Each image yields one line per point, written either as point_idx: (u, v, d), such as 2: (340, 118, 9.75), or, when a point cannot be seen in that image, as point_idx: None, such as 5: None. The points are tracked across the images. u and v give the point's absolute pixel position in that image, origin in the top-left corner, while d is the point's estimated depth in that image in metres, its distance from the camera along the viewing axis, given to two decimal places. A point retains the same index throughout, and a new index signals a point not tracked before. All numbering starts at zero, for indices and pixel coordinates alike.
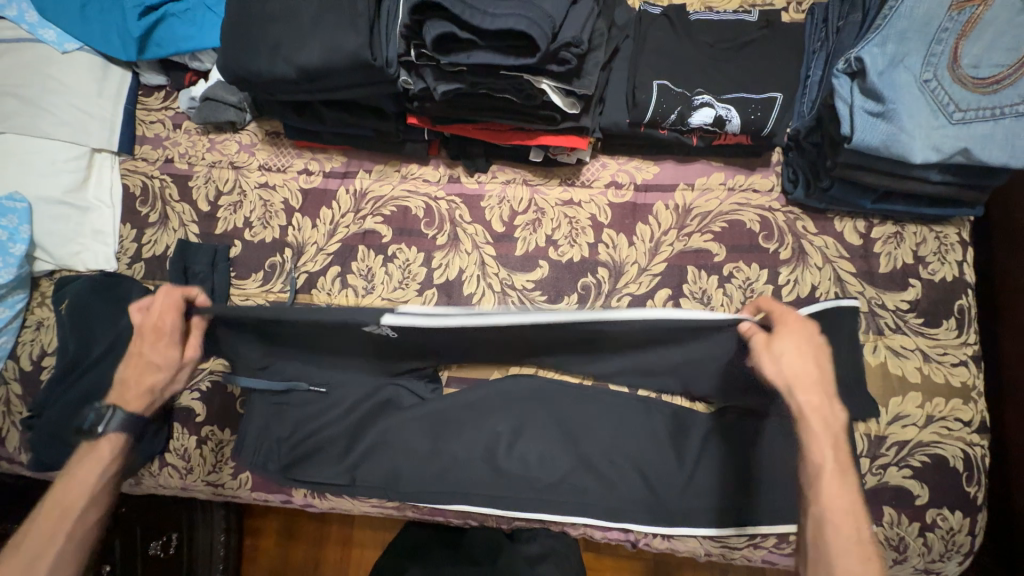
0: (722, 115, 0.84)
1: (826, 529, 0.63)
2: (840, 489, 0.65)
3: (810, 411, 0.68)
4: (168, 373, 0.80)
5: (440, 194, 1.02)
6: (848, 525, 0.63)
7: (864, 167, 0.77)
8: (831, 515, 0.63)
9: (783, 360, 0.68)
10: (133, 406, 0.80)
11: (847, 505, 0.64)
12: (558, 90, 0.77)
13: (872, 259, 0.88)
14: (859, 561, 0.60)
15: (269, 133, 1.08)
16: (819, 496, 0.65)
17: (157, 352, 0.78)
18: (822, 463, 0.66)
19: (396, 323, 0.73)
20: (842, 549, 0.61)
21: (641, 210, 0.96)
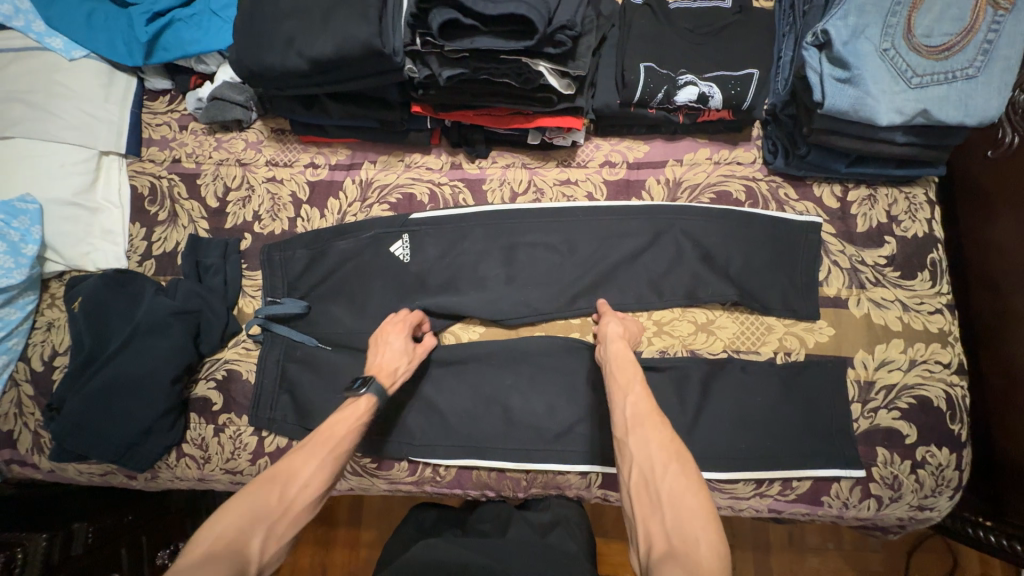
0: (705, 92, 0.91)
1: (645, 437, 0.69)
2: (650, 417, 0.71)
3: (621, 363, 0.79)
4: (404, 366, 0.89)
5: (443, 180, 1.07)
6: (664, 445, 0.67)
7: (837, 132, 0.84)
8: (641, 438, 0.69)
9: (612, 325, 0.87)
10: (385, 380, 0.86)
11: (654, 430, 0.69)
12: (554, 72, 0.83)
13: (849, 220, 0.95)
14: (669, 472, 0.65)
15: (275, 130, 1.12)
16: (629, 421, 0.72)
17: (393, 361, 0.88)
18: (637, 390, 0.75)
19: (420, 219, 1.01)
20: (651, 462, 0.66)
21: (635, 186, 1.02)
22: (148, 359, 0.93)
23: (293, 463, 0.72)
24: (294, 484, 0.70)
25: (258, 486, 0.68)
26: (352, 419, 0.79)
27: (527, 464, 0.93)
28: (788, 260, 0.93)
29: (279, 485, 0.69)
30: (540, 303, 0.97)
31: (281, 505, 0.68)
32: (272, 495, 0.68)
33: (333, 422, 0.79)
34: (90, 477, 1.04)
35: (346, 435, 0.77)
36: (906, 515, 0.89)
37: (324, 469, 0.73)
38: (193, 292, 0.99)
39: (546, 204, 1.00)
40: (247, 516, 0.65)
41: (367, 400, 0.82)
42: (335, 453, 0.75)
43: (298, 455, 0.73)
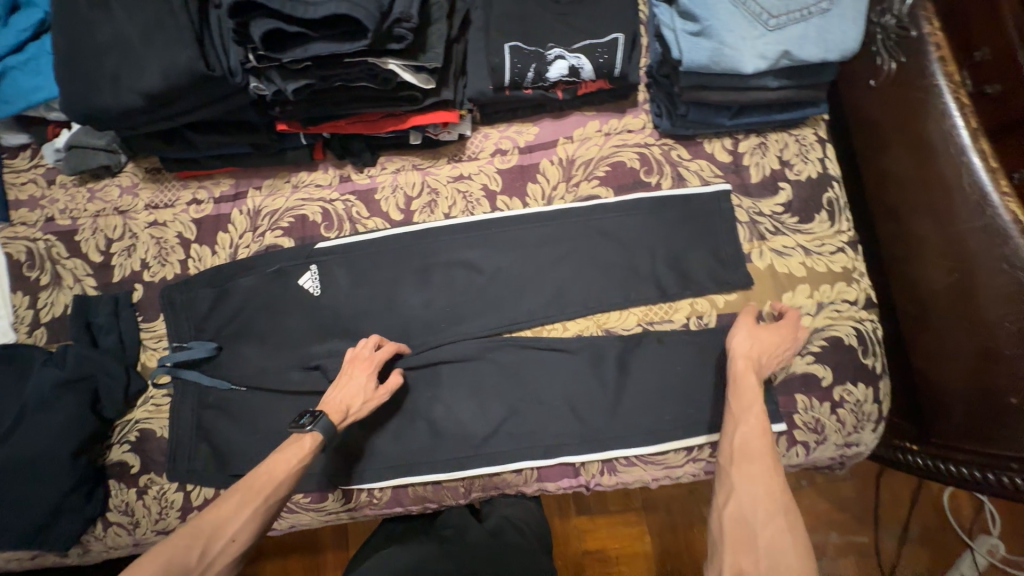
0: (574, 64, 0.87)
1: (750, 478, 0.68)
2: (762, 455, 0.70)
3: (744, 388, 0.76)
4: (359, 404, 0.83)
5: (334, 195, 1.02)
6: (772, 493, 0.66)
7: (708, 88, 0.82)
8: (751, 473, 0.68)
9: (741, 335, 0.80)
10: (334, 417, 0.81)
11: (765, 471, 0.68)
12: (407, 68, 0.78)
13: (743, 172, 0.94)
14: (772, 517, 0.64)
15: (149, 170, 1.05)
16: (738, 457, 0.71)
17: (349, 398, 0.83)
18: (750, 427, 0.73)
19: (325, 248, 0.98)
20: (755, 500, 0.66)
21: (529, 170, 0.99)
22: (44, 435, 0.88)
23: (223, 515, 0.70)
24: (220, 536, 0.69)
25: (183, 538, 0.67)
26: (291, 463, 0.76)
27: (460, 472, 0.91)
28: (689, 222, 0.93)
29: (209, 533, 0.68)
30: (452, 307, 0.96)
31: (204, 561, 0.66)
32: (194, 552, 0.66)
33: (273, 463, 0.76)
34: (20, 564, 0.99)
35: (283, 481, 0.75)
36: (835, 454, 0.90)
37: (255, 518, 0.72)
38: (86, 357, 0.94)
39: (448, 222, 0.98)
40: (163, 574, 0.63)
41: (311, 439, 0.79)
42: (263, 506, 0.73)
43: (225, 504, 0.71)
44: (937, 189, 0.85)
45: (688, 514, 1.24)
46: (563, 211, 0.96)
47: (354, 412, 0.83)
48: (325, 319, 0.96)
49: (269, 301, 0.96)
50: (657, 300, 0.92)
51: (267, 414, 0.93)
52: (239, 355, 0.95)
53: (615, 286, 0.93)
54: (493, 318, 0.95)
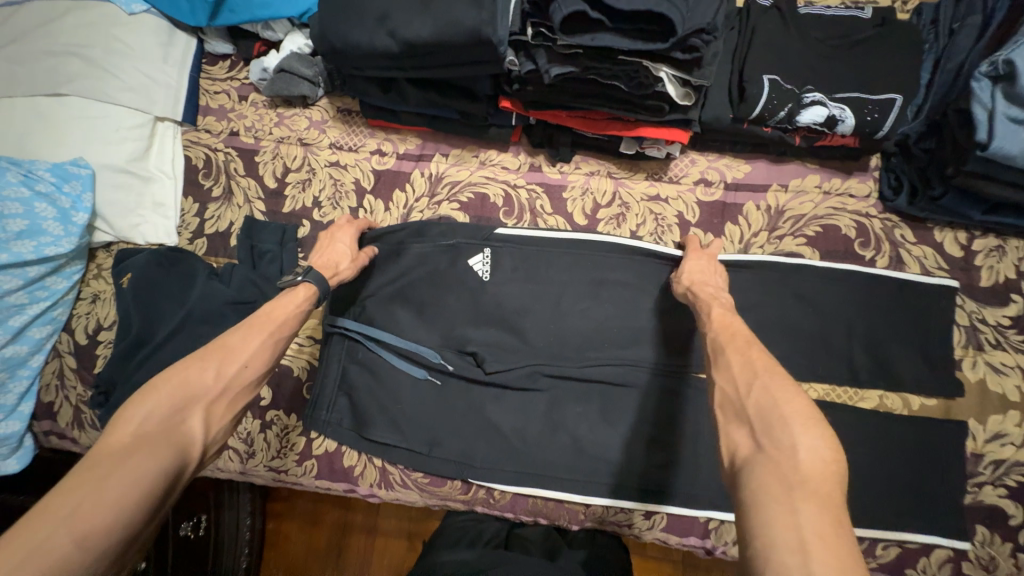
0: (835, 115, 0.80)
1: (729, 359, 0.63)
2: (735, 341, 0.66)
3: (700, 296, 0.78)
4: (346, 263, 0.87)
5: (520, 182, 0.98)
6: (750, 364, 0.61)
7: (988, 178, 0.75)
8: (731, 357, 0.64)
9: (687, 265, 0.84)
10: (324, 272, 0.84)
11: (744, 353, 0.63)
12: (675, 79, 0.74)
13: (973, 272, 0.86)
14: (766, 377, 0.59)
15: (341, 110, 1.04)
16: (720, 343, 0.67)
17: (336, 258, 0.87)
18: (727, 321, 0.70)
19: (503, 234, 0.93)
20: (747, 364, 0.61)
21: (731, 210, 0.93)
22: (201, 346, 0.88)
23: (230, 346, 0.68)
24: (233, 362, 0.67)
25: (198, 359, 0.65)
26: (288, 306, 0.76)
27: (592, 499, 0.87)
28: (906, 308, 0.84)
29: (222, 355, 0.67)
30: (624, 326, 0.91)
31: (216, 384, 0.64)
32: (207, 372, 0.64)
33: (272, 307, 0.75)
34: None
35: (283, 323, 0.74)
36: None
37: (263, 353, 0.70)
38: (249, 280, 0.94)
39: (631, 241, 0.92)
40: (180, 390, 0.61)
41: (306, 289, 0.79)
42: (273, 340, 0.72)
43: (239, 331, 0.70)
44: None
45: None
46: (774, 263, 0.88)
47: (343, 270, 0.86)
48: (485, 308, 0.92)
49: (435, 272, 0.93)
50: (844, 381, 0.85)
51: (412, 385, 0.92)
52: (397, 319, 0.92)
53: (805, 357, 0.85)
54: (664, 351, 0.89)
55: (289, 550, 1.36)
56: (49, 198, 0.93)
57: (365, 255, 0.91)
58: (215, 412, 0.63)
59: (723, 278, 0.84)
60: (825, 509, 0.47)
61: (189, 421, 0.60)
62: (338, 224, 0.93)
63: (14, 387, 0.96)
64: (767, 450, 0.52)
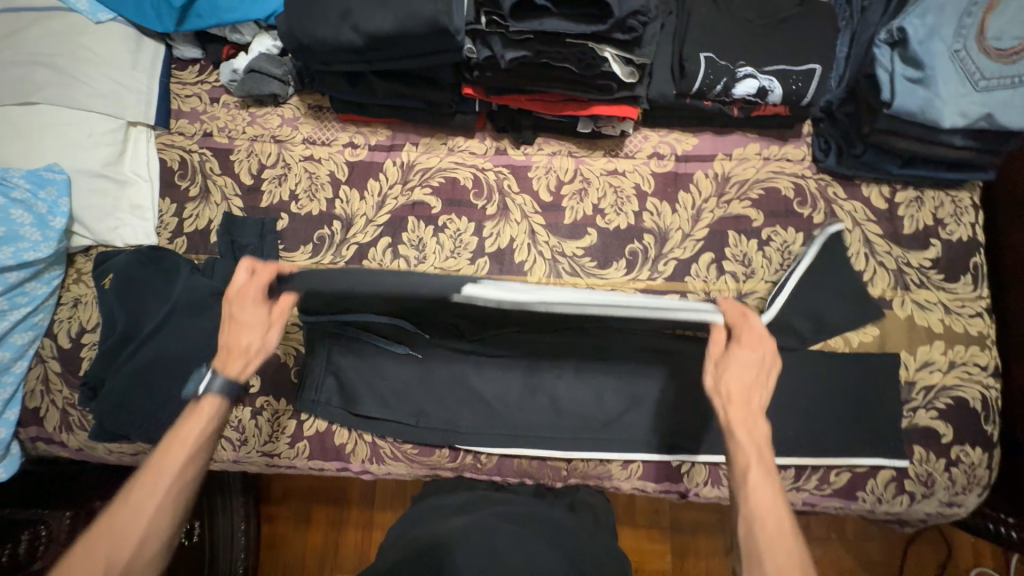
0: (765, 86, 0.89)
1: (761, 556, 0.62)
2: (777, 527, 0.64)
3: (740, 434, 0.70)
4: (259, 340, 0.79)
5: (487, 165, 1.04)
6: (784, 564, 0.60)
7: (897, 133, 0.85)
8: (762, 549, 0.62)
9: (727, 373, 0.74)
10: (234, 372, 0.77)
11: (782, 548, 0.62)
12: (618, 58, 0.82)
13: (897, 221, 0.96)
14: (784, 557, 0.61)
15: (313, 106, 1.08)
16: (747, 505, 0.66)
17: (242, 334, 0.79)
18: (760, 497, 0.66)
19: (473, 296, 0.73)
20: (769, 533, 0.63)
21: (683, 179, 1.01)
22: (188, 337, 0.91)
23: (121, 527, 0.67)
24: (123, 547, 0.66)
25: (83, 558, 0.65)
26: (187, 438, 0.73)
27: (572, 454, 0.94)
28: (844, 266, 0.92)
29: (108, 537, 0.66)
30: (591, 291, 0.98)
31: (108, 563, 0.65)
32: (96, 566, 0.64)
33: (168, 444, 0.73)
34: (120, 457, 1.02)
35: (178, 470, 0.71)
36: (935, 511, 0.91)
37: (161, 521, 0.69)
38: (231, 272, 0.97)
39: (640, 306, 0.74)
40: None
41: (209, 403, 0.76)
42: (167, 497, 0.70)
43: (128, 509, 0.68)
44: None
45: (714, 542, 1.28)
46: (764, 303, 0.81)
47: (256, 348, 0.79)
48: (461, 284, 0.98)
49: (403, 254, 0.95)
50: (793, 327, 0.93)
51: (396, 361, 0.96)
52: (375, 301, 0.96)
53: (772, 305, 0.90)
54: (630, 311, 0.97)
55: (287, 551, 1.39)
56: (26, 205, 0.95)
57: (280, 317, 0.81)
58: None
59: (772, 374, 0.75)
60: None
61: None
62: (239, 282, 0.80)
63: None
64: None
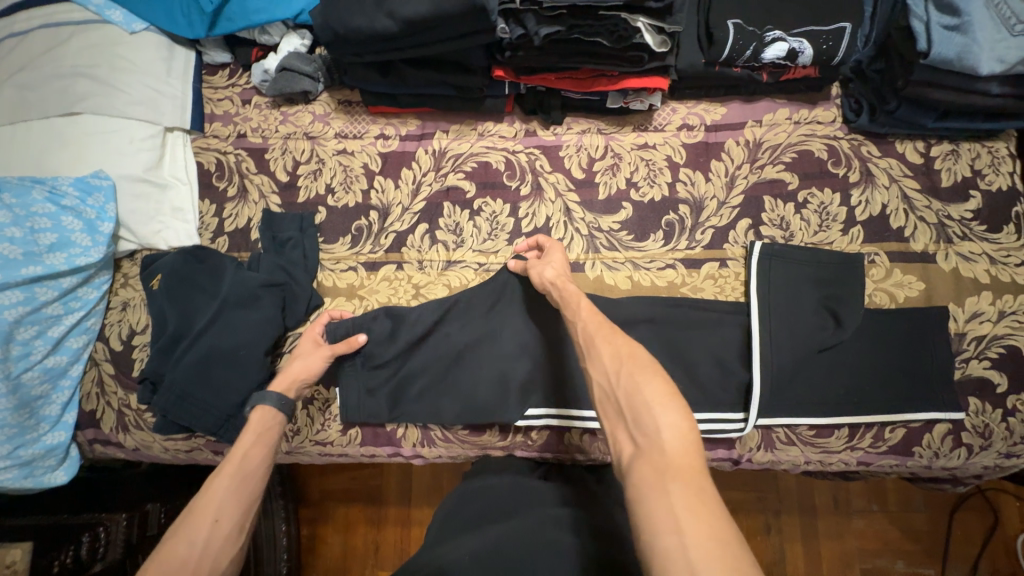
0: (794, 48, 0.90)
1: (645, 418, 0.59)
2: (628, 353, 0.65)
3: (571, 298, 0.78)
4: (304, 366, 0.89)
5: (518, 148, 1.06)
6: (648, 389, 0.61)
7: (933, 84, 0.86)
8: (619, 374, 0.64)
9: (543, 270, 0.86)
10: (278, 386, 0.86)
11: (641, 365, 0.63)
12: (650, 28, 0.83)
13: (934, 175, 0.96)
14: (623, 377, 0.63)
15: (342, 102, 1.10)
16: (588, 337, 0.70)
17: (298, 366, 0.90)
18: (609, 337, 0.69)
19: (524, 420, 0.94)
20: (607, 377, 0.65)
21: (714, 148, 1.02)
22: (239, 330, 0.93)
23: (201, 504, 0.69)
24: (203, 526, 0.67)
25: (175, 540, 0.66)
26: (253, 439, 0.78)
27: None
28: (876, 233, 0.95)
29: (190, 518, 0.67)
30: (632, 265, 0.99)
31: (193, 555, 0.65)
32: (191, 546, 0.65)
33: (241, 445, 0.77)
34: (175, 455, 1.04)
35: (257, 455, 0.76)
36: (993, 464, 0.91)
37: (233, 503, 0.70)
38: (277, 265, 1.00)
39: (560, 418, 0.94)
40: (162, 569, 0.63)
41: (259, 414, 0.83)
42: (241, 483, 0.72)
43: (200, 501, 0.69)
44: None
45: None
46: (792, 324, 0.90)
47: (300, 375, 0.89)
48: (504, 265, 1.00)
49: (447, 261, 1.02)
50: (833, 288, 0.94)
51: (437, 343, 0.97)
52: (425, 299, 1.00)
53: (812, 279, 0.93)
54: (670, 282, 0.97)
55: (328, 553, 1.40)
56: (75, 211, 0.98)
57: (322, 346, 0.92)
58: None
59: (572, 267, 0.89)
60: (690, 488, 0.54)
61: None
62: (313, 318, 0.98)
63: (57, 397, 0.99)
64: (643, 447, 0.58)
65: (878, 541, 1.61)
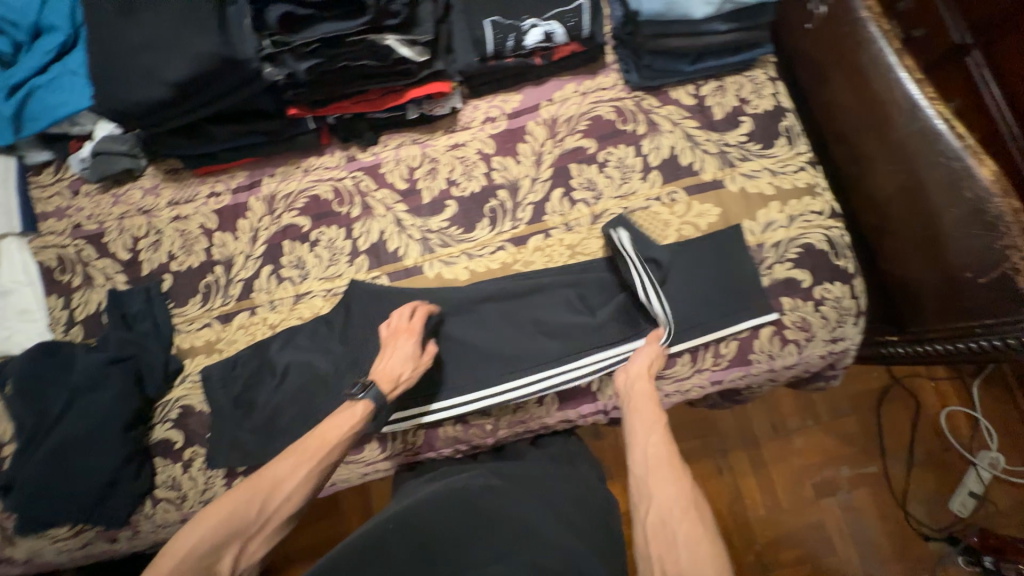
0: (547, 31, 0.99)
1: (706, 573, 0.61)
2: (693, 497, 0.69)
3: (652, 407, 0.81)
4: (408, 372, 0.88)
5: (343, 174, 1.11)
6: (708, 545, 0.64)
7: (667, 35, 0.98)
8: (683, 518, 0.66)
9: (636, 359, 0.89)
10: (385, 385, 0.86)
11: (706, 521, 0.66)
12: (402, 42, 0.91)
13: (707, 111, 1.06)
14: (683, 512, 0.67)
15: (169, 171, 1.14)
16: (656, 457, 0.73)
17: (399, 366, 0.88)
18: (680, 476, 0.71)
19: (399, 425, 0.97)
20: (671, 509, 0.68)
21: (518, 133, 1.10)
22: (93, 413, 0.93)
23: (272, 478, 0.73)
24: (277, 494, 0.72)
25: (239, 496, 0.70)
26: (340, 429, 0.80)
27: (492, 402, 0.97)
28: (669, 174, 1.04)
29: (265, 490, 0.72)
30: (466, 255, 1.05)
31: (259, 519, 0.70)
32: (252, 508, 0.70)
33: (326, 428, 0.80)
34: (69, 556, 1.02)
35: (331, 446, 0.78)
36: (825, 351, 0.99)
37: (306, 482, 0.75)
38: (126, 341, 1.00)
39: (436, 412, 0.98)
40: (226, 528, 0.67)
41: (363, 406, 0.83)
42: (318, 467, 0.76)
43: (279, 470, 0.74)
44: (881, 107, 1.01)
45: None
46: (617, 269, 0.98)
47: (404, 379, 0.88)
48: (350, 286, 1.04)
49: (297, 296, 1.06)
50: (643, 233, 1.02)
51: (297, 376, 0.99)
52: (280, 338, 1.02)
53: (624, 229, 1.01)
54: (504, 262, 1.04)
55: None
56: None
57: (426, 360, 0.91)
58: (250, 547, 0.70)
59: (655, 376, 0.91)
60: None
61: (223, 558, 0.66)
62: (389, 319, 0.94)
63: None
64: None
65: (820, 452, 1.68)
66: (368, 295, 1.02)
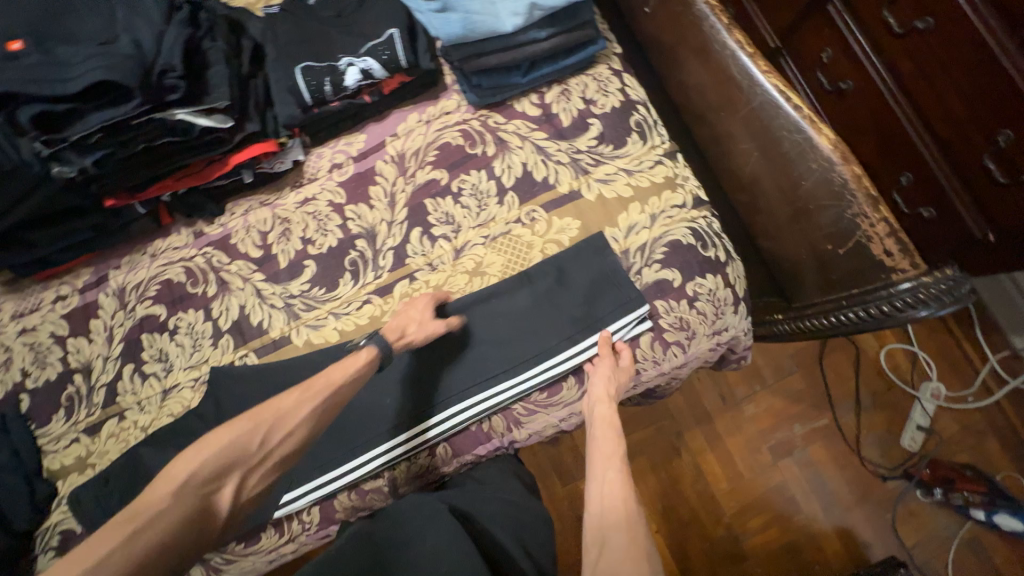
0: (363, 68, 0.94)
1: None
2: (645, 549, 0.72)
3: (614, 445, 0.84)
4: (414, 328, 0.89)
5: (193, 253, 1.04)
6: None
7: (483, 53, 0.94)
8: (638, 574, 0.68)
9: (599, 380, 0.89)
10: (389, 334, 0.87)
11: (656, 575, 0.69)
12: (196, 114, 0.88)
13: (554, 119, 1.01)
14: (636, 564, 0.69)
15: (8, 282, 1.06)
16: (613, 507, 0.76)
17: (405, 321, 0.89)
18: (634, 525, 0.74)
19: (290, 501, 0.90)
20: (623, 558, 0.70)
21: (367, 175, 1.04)
22: None
23: (275, 412, 0.80)
24: (276, 432, 0.80)
25: (240, 422, 0.78)
26: (348, 368, 0.84)
27: (388, 451, 0.91)
28: (525, 192, 0.99)
29: (271, 422, 0.80)
30: (332, 315, 0.99)
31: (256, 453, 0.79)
32: (253, 442, 0.78)
33: (332, 370, 0.84)
34: None
35: (334, 387, 0.83)
36: (711, 344, 0.96)
37: (302, 424, 0.81)
38: None
39: (330, 473, 0.91)
40: (225, 457, 0.76)
41: (366, 353, 0.86)
42: (317, 409, 0.82)
43: (277, 405, 0.80)
44: (726, 85, 0.98)
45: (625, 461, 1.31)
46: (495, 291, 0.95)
47: (410, 334, 0.88)
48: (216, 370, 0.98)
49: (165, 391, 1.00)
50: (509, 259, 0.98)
51: None
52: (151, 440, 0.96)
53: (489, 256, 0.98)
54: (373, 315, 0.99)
55: None
56: None
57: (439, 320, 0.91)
58: (250, 477, 0.79)
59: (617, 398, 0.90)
60: None
61: (220, 490, 0.76)
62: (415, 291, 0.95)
63: None
64: None
65: (770, 417, 1.59)
66: (239, 377, 0.97)
